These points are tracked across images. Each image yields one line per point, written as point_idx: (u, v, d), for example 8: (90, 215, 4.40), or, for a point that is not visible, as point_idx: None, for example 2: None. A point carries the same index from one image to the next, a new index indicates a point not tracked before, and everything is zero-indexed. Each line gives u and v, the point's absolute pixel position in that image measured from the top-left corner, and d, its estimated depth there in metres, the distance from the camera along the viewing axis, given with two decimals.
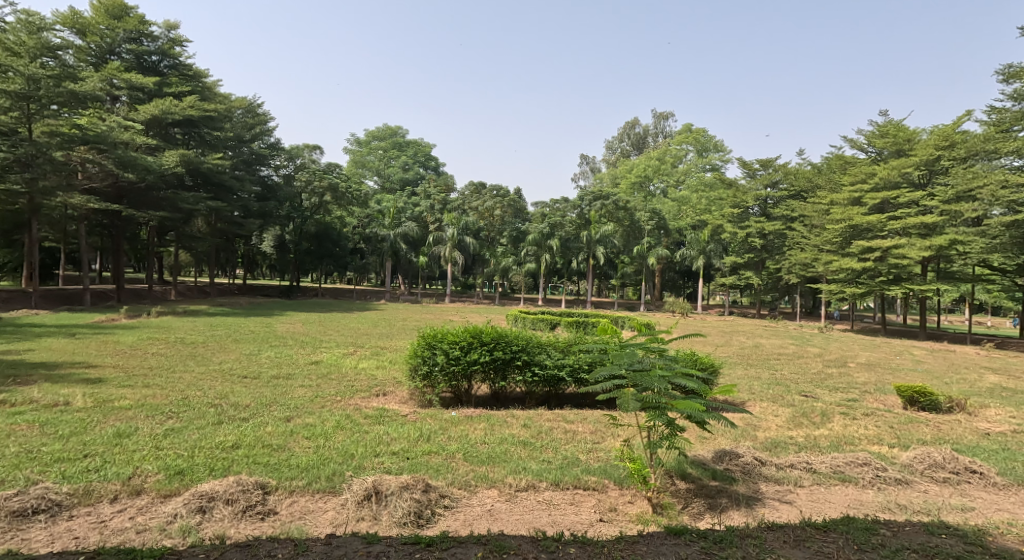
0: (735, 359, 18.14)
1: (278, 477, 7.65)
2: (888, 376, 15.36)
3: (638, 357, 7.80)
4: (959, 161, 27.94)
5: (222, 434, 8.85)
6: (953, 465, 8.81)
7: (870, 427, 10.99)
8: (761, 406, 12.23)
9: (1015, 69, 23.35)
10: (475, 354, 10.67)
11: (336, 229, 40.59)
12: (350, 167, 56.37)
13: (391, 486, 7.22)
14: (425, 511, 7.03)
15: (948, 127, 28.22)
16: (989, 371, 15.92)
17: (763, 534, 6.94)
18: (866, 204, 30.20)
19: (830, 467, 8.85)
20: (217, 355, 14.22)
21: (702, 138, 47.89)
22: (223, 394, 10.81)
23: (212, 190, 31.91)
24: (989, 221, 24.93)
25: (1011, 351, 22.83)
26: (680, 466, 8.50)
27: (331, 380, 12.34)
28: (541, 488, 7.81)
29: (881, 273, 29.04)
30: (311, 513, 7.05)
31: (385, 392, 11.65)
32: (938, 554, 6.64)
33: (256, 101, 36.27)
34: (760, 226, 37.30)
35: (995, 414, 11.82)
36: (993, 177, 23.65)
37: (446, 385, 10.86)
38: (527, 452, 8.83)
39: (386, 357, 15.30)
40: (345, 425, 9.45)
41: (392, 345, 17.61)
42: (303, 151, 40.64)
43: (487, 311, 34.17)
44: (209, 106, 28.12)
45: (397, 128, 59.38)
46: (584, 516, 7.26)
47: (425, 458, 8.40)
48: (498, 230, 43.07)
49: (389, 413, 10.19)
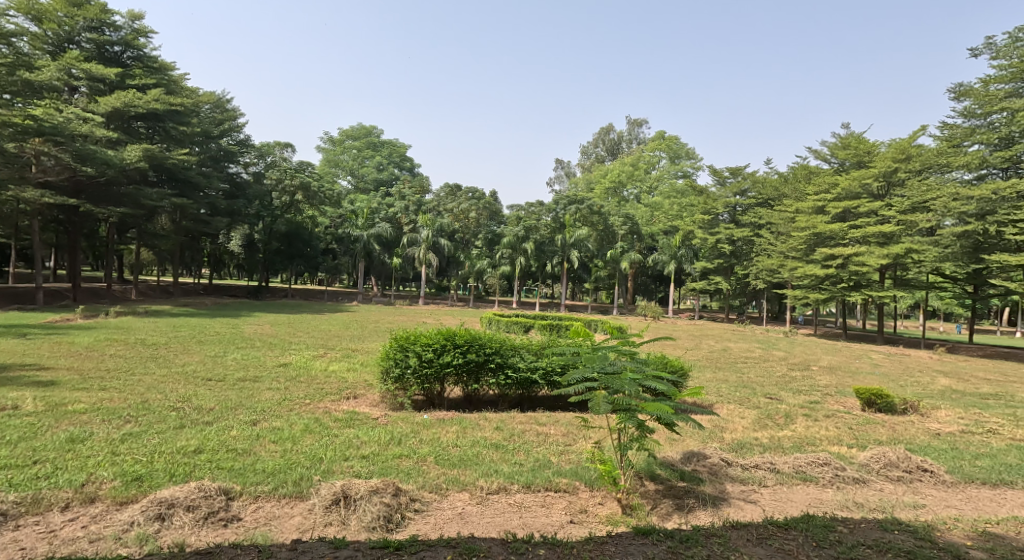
0: (703, 362, 18.64)
1: (243, 483, 7.72)
2: (847, 379, 15.92)
3: (609, 360, 8.05)
4: (915, 173, 28.81)
5: (183, 438, 8.88)
6: (906, 464, 9.27)
7: (830, 428, 11.45)
8: (728, 408, 12.63)
9: (965, 89, 24.42)
10: (448, 357, 10.83)
11: (307, 229, 40.40)
12: (322, 166, 55.89)
13: (360, 490, 7.34)
14: (394, 516, 7.16)
15: (905, 141, 29.14)
16: (940, 374, 16.64)
17: (727, 532, 7.24)
18: (829, 212, 31.00)
19: (792, 467, 9.22)
20: (179, 357, 14.14)
21: (674, 146, 48.50)
22: (187, 396, 10.82)
23: (177, 187, 31.35)
24: (942, 231, 26.27)
25: (960, 356, 23.76)
26: (649, 468, 8.80)
27: (300, 384, 12.35)
28: (512, 491, 8.01)
29: (842, 279, 29.84)
30: (276, 519, 7.14)
31: (356, 396, 11.73)
32: (891, 549, 6.99)
33: (225, 96, 35.98)
34: (729, 234, 38.07)
35: (947, 415, 12.30)
36: (946, 190, 24.72)
37: (418, 388, 10.99)
38: (499, 455, 9.02)
39: (356, 359, 15.38)
40: (314, 429, 9.55)
41: (362, 347, 17.69)
42: (274, 149, 40.19)
43: (459, 314, 34.22)
44: (176, 100, 27.59)
45: (372, 128, 58.90)
46: (555, 518, 7.47)
47: (395, 462, 8.54)
48: (473, 233, 43.54)
49: (359, 417, 10.28)
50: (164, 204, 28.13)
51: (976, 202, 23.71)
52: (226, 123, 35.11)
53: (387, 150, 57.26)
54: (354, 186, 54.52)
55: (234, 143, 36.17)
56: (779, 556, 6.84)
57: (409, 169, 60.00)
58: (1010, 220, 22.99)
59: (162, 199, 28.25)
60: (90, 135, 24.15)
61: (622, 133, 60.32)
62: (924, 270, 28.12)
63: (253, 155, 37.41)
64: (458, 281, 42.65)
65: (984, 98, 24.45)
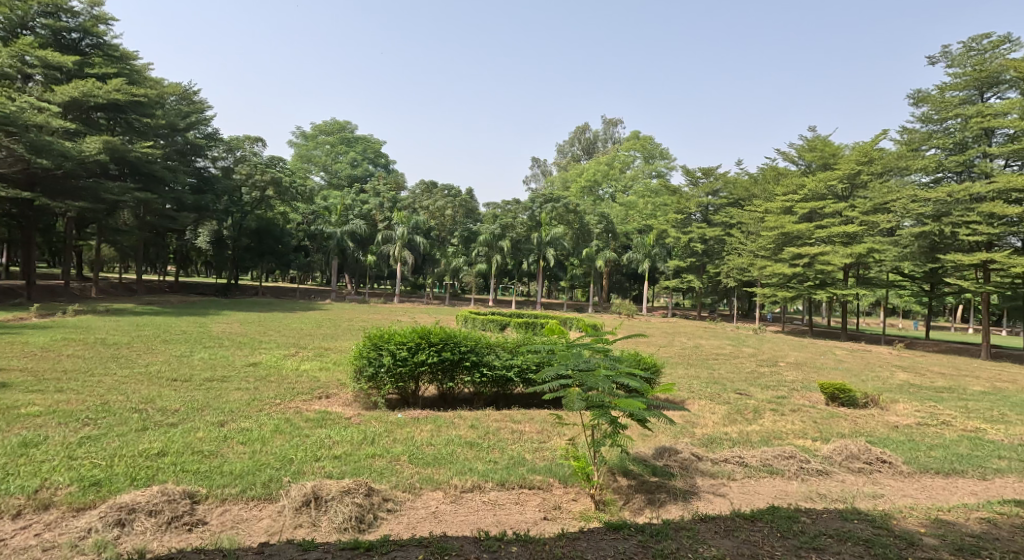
0: (676, 358, 19.02)
1: (209, 486, 7.79)
2: (813, 374, 16.42)
3: (584, 358, 8.25)
4: (877, 176, 30.11)
5: (146, 441, 8.89)
6: (866, 456, 9.67)
7: (796, 422, 11.84)
8: (699, 404, 12.98)
9: (922, 95, 25.23)
10: (422, 355, 10.94)
11: (279, 226, 40.10)
12: (294, 161, 55.28)
13: (331, 491, 7.48)
14: (367, 516, 7.32)
15: (867, 144, 30.01)
16: (900, 369, 17.27)
17: (696, 526, 7.47)
18: (796, 212, 31.68)
19: (760, 460, 9.55)
20: (142, 357, 14.05)
21: (648, 146, 49.21)
22: (149, 398, 10.80)
23: (140, 180, 30.72)
24: (901, 231, 27.33)
25: (919, 351, 24.60)
26: (622, 463, 9.04)
27: (270, 383, 12.38)
28: (486, 489, 8.20)
29: (809, 278, 30.55)
30: (244, 522, 7.24)
31: (328, 395, 11.82)
32: (851, 538, 7.22)
33: (192, 87, 35.47)
34: (701, 232, 38.66)
35: (905, 408, 12.80)
36: (905, 192, 26.27)
37: (392, 387, 11.10)
38: (473, 453, 9.21)
39: (328, 358, 15.44)
40: (284, 429, 9.63)
41: (335, 345, 17.72)
42: (244, 142, 38.93)
43: (434, 312, 34.32)
44: (138, 90, 27.05)
45: (345, 122, 58.15)
46: (528, 515, 7.68)
47: (368, 461, 8.66)
48: (449, 231, 43.74)
49: (331, 417, 10.38)
50: (126, 199, 27.63)
51: (933, 205, 24.47)
52: (193, 116, 34.59)
53: (361, 146, 56.95)
54: (327, 182, 54.18)
55: (201, 137, 36.08)
56: (745, 546, 7.08)
57: (384, 165, 59.85)
58: (963, 222, 23.64)
59: (124, 193, 27.74)
60: (47, 126, 23.66)
61: (598, 133, 60.84)
62: (885, 268, 29.13)
63: (222, 150, 36.98)
64: (434, 279, 42.75)
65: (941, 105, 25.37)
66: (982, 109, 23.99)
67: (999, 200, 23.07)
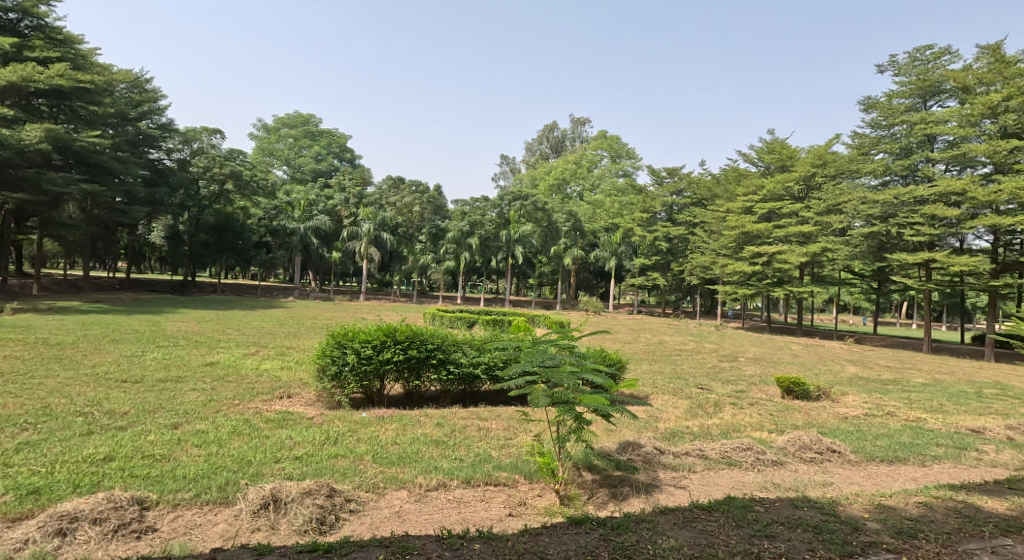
0: (641, 354, 19.51)
1: (160, 491, 7.77)
2: (770, 368, 17.04)
3: (549, 354, 8.50)
4: (830, 178, 31.12)
5: (92, 446, 8.84)
6: (818, 446, 10.18)
7: (754, 415, 12.32)
8: (662, 399, 13.39)
9: (872, 101, 26.23)
10: (388, 353, 11.06)
11: (239, 221, 39.62)
12: (255, 154, 54.47)
13: (291, 493, 7.56)
14: (328, 517, 7.41)
15: (822, 147, 30.95)
16: (851, 363, 18.05)
17: (657, 518, 7.62)
18: (756, 212, 32.52)
19: (720, 452, 9.97)
20: (90, 358, 13.90)
21: (615, 145, 49.94)
22: (96, 400, 10.72)
23: (87, 171, 29.65)
24: (852, 232, 28.57)
25: (868, 346, 25.65)
26: (587, 458, 9.32)
27: (228, 383, 12.40)
28: (451, 487, 8.36)
29: (767, 276, 31.41)
30: (198, 527, 7.25)
31: (290, 395, 11.90)
32: (800, 525, 7.40)
33: (142, 75, 34.61)
34: (666, 231, 39.41)
35: (854, 400, 13.42)
36: (855, 194, 27.57)
37: (356, 386, 11.19)
38: (439, 451, 9.41)
39: (290, 357, 15.49)
40: (242, 431, 9.68)
41: (297, 344, 17.74)
42: (201, 134, 38.37)
43: (401, 310, 34.30)
44: (83, 76, 26.17)
45: (310, 116, 57.36)
46: (493, 512, 7.85)
47: (330, 462, 8.78)
48: (415, 228, 42.85)
49: (292, 417, 10.47)
50: (70, 190, 26.74)
51: (881, 207, 26.15)
52: (144, 105, 33.78)
53: (326, 140, 56.36)
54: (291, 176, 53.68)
55: (155, 127, 35.32)
56: (701, 536, 7.23)
57: (350, 160, 59.58)
58: (908, 223, 24.93)
59: (69, 184, 26.86)
60: None
61: (566, 131, 61.38)
62: (838, 267, 30.38)
63: (176, 142, 37.02)
64: (401, 276, 42.76)
65: (889, 112, 26.87)
66: (925, 116, 25.17)
67: (940, 202, 24.15)
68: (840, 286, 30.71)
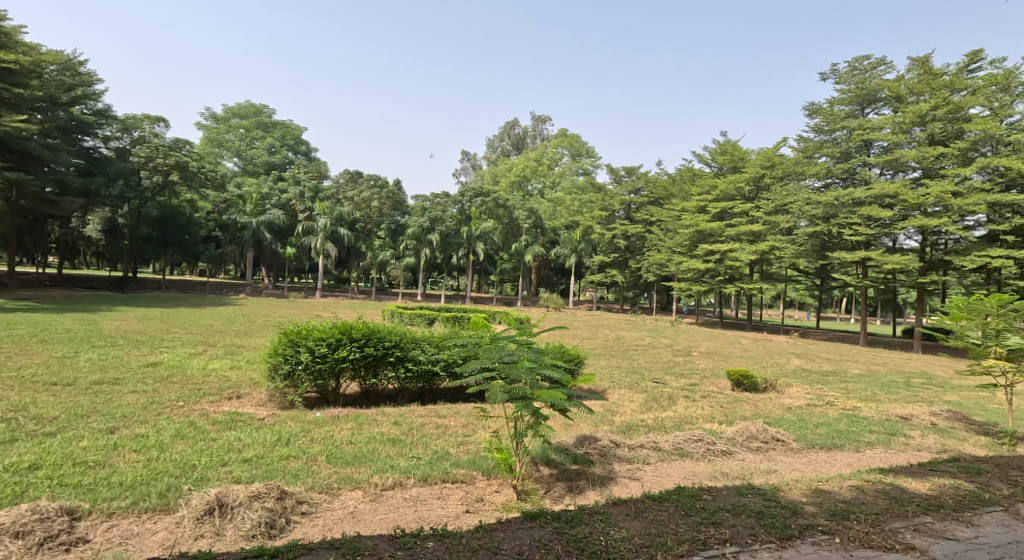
0: (599, 349, 19.97)
1: (93, 499, 7.55)
2: (722, 362, 17.70)
3: (507, 351, 8.76)
4: (778, 179, 32.02)
5: (19, 454, 8.54)
6: (763, 436, 10.73)
7: (705, 407, 12.83)
8: (618, 393, 13.82)
9: (816, 108, 27.30)
10: (344, 351, 11.14)
11: (183, 214, 38.88)
12: (202, 145, 52.65)
13: (239, 497, 7.42)
14: (278, 521, 7.32)
15: (770, 149, 31.94)
16: (796, 356, 18.89)
17: (609, 510, 7.67)
18: (709, 212, 33.34)
19: (672, 444, 10.42)
20: (20, 361, 13.44)
21: (575, 143, 50.58)
22: (22, 405, 10.34)
23: (12, 159, 28.24)
24: (798, 232, 29.50)
25: (813, 340, 26.73)
26: (545, 453, 9.62)
27: (172, 384, 12.21)
28: (408, 485, 8.43)
29: (720, 273, 32.44)
30: (135, 537, 7.07)
31: (239, 395, 11.83)
32: (743, 511, 7.69)
33: (76, 58, 32.91)
34: (624, 229, 40.24)
35: (798, 391, 14.11)
36: (802, 195, 28.38)
37: (310, 384, 11.22)
38: (396, 449, 9.53)
39: (239, 357, 15.37)
40: (186, 434, 9.49)
41: (247, 343, 17.59)
42: (143, 122, 36.90)
43: (358, 307, 34.03)
44: (7, 55, 24.44)
45: (261, 107, 55.71)
46: (450, 509, 7.94)
47: (282, 464, 8.73)
48: (374, 223, 42.96)
49: (242, 418, 10.38)
50: None
51: (823, 207, 27.36)
52: (78, 90, 32.23)
53: (279, 132, 55.17)
54: (242, 169, 52.76)
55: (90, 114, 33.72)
56: (652, 526, 7.33)
57: (305, 153, 58.82)
58: (847, 224, 26.36)
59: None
60: None
61: (527, 129, 61.76)
62: (784, 265, 31.69)
63: (115, 128, 35.40)
64: (359, 273, 42.55)
65: (829, 118, 28.54)
66: (861, 123, 26.80)
67: (875, 204, 25.63)
68: (786, 283, 32.06)
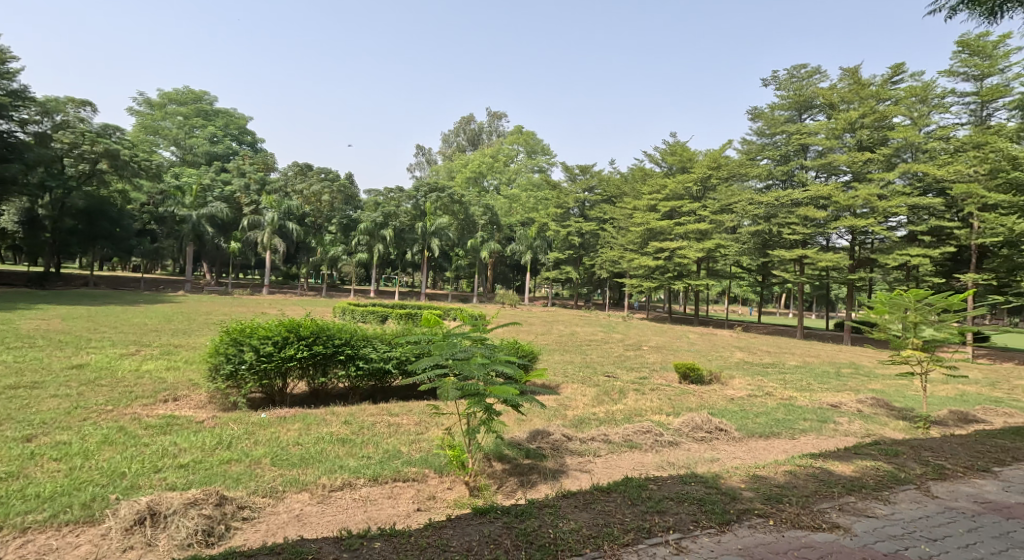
0: (553, 345, 20.38)
1: (7, 513, 7.28)
2: (670, 355, 18.34)
3: (460, 347, 8.94)
4: (723, 180, 33.44)
5: None
6: (708, 426, 11.23)
7: (654, 399, 13.32)
8: (571, 387, 14.20)
9: (759, 112, 28.20)
10: (291, 350, 11.09)
11: (114, 208, 37.26)
12: (135, 132, 50.11)
13: (173, 505, 7.24)
14: (216, 528, 7.20)
15: (717, 151, 33.08)
16: (740, 349, 19.71)
17: (558, 502, 7.88)
18: (659, 210, 34.00)
19: (623, 436, 10.84)
20: None
21: (531, 141, 51.08)
22: None
23: None
24: (740, 230, 31.24)
25: (756, 334, 27.76)
26: (498, 448, 9.89)
27: (100, 387, 11.80)
28: (357, 485, 8.52)
29: (669, 270, 33.26)
30: (57, 551, 6.87)
31: (176, 397, 11.59)
32: (687, 498, 8.06)
33: None
34: (579, 227, 41.09)
35: (741, 383, 14.78)
36: (742, 196, 30.03)
37: (255, 384, 11.15)
38: (346, 449, 9.63)
39: (176, 357, 15.10)
40: (116, 440, 9.20)
41: (184, 342, 17.26)
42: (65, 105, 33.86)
43: (306, 305, 33.40)
44: None
45: (201, 93, 54.18)
46: (401, 509, 8.06)
47: (223, 468, 8.66)
48: (324, 217, 42.22)
49: (178, 422, 10.17)
50: None
51: (765, 207, 28.54)
52: None
53: (221, 120, 53.40)
54: (181, 158, 50.62)
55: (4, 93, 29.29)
56: (600, 517, 7.57)
57: (250, 143, 57.53)
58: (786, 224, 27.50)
59: None
60: None
61: (483, 125, 61.89)
62: (729, 262, 32.87)
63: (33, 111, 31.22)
64: (309, 269, 42.40)
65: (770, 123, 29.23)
66: (799, 129, 27.86)
67: (811, 206, 26.92)
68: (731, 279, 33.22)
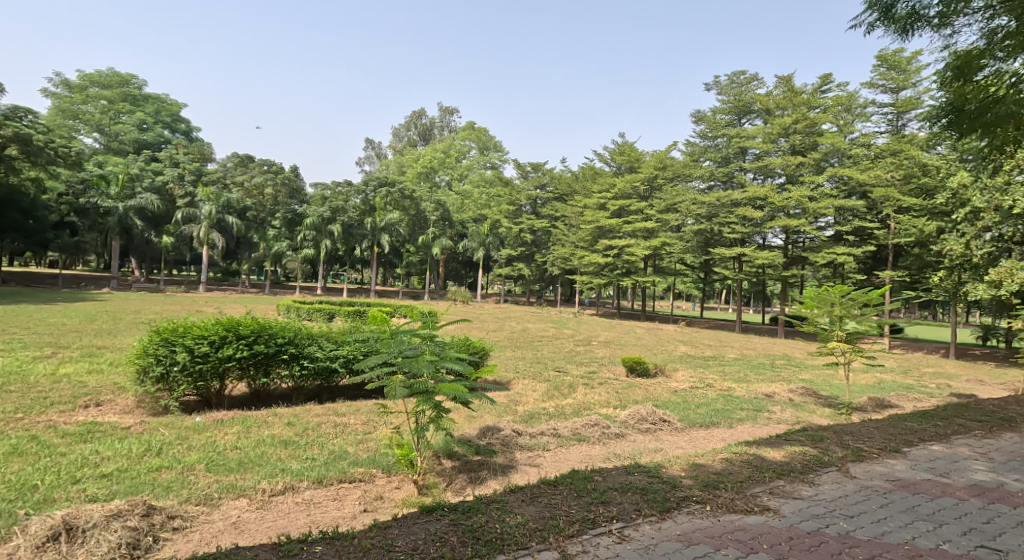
0: (504, 341, 20.68)
1: None
2: (618, 350, 18.87)
3: (408, 345, 9.03)
4: (669, 180, 34.23)
5: None
6: (653, 418, 11.67)
7: (602, 393, 13.73)
8: (523, 383, 14.49)
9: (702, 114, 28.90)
10: (230, 350, 10.98)
11: (29, 196, 34.63)
12: (53, 116, 47.48)
13: (94, 517, 7.00)
14: (143, 540, 7.01)
15: (662, 152, 33.78)
16: (683, 343, 20.42)
17: (506, 497, 8.10)
18: (608, 209, 34.57)
19: (571, 430, 11.16)
20: None
21: (483, 137, 51.31)
22: None
23: None
24: (685, 229, 32.22)
25: (701, 329, 28.69)
26: (448, 446, 10.08)
27: (11, 394, 11.33)
28: (300, 489, 8.52)
29: (617, 267, 33.85)
30: None
31: (98, 403, 11.27)
32: (630, 488, 8.41)
33: None
34: (531, 224, 41.62)
35: (684, 375, 15.35)
36: (688, 196, 31.05)
37: (189, 386, 10.97)
38: (288, 452, 9.63)
39: (98, 360, 14.62)
40: (26, 451, 8.91)
41: (109, 344, 16.71)
42: None
43: (249, 303, 32.52)
44: None
45: (126, 75, 52.07)
46: (347, 510, 8.12)
47: (153, 476, 8.53)
48: (268, 212, 41.75)
49: (100, 429, 9.90)
50: None
51: (707, 206, 29.54)
52: None
53: (151, 107, 51.80)
54: (105, 145, 48.56)
55: None
56: (546, 509, 7.83)
57: (183, 130, 55.85)
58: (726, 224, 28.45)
59: None
60: None
61: (434, 120, 61.76)
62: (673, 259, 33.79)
63: None
64: (252, 265, 41.44)
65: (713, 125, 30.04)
66: (738, 132, 28.87)
67: (750, 206, 27.87)
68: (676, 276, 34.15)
